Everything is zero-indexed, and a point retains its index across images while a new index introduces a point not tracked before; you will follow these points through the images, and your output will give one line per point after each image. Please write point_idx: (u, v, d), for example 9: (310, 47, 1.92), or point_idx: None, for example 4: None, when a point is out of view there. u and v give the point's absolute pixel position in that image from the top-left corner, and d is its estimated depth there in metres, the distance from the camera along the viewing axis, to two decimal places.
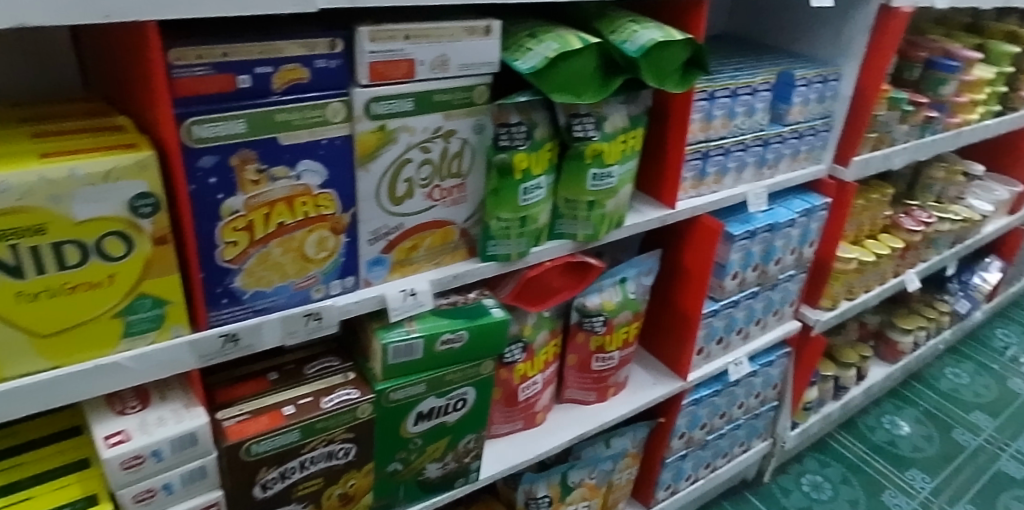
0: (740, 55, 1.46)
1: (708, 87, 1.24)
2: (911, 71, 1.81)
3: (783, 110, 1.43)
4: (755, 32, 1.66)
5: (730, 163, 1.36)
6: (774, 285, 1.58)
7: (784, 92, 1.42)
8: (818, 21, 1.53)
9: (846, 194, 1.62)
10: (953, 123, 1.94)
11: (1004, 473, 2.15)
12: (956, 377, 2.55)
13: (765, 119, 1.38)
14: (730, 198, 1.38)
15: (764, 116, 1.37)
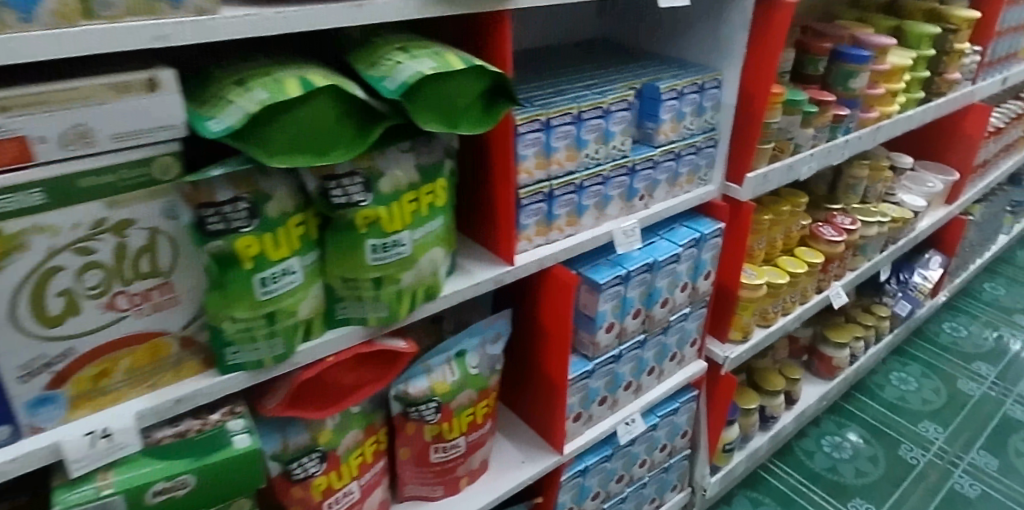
0: (599, 68, 1.24)
1: (540, 116, 1.02)
2: (815, 65, 1.59)
3: (652, 130, 1.22)
4: (629, 39, 1.44)
5: (587, 200, 1.14)
6: (666, 329, 1.37)
7: (652, 110, 1.20)
8: (693, 21, 1.32)
9: (745, 214, 1.41)
10: (869, 118, 1.73)
11: (958, 492, 1.95)
12: (902, 382, 2.36)
13: (626, 144, 1.17)
14: (591, 241, 1.16)
15: (624, 141, 1.16)
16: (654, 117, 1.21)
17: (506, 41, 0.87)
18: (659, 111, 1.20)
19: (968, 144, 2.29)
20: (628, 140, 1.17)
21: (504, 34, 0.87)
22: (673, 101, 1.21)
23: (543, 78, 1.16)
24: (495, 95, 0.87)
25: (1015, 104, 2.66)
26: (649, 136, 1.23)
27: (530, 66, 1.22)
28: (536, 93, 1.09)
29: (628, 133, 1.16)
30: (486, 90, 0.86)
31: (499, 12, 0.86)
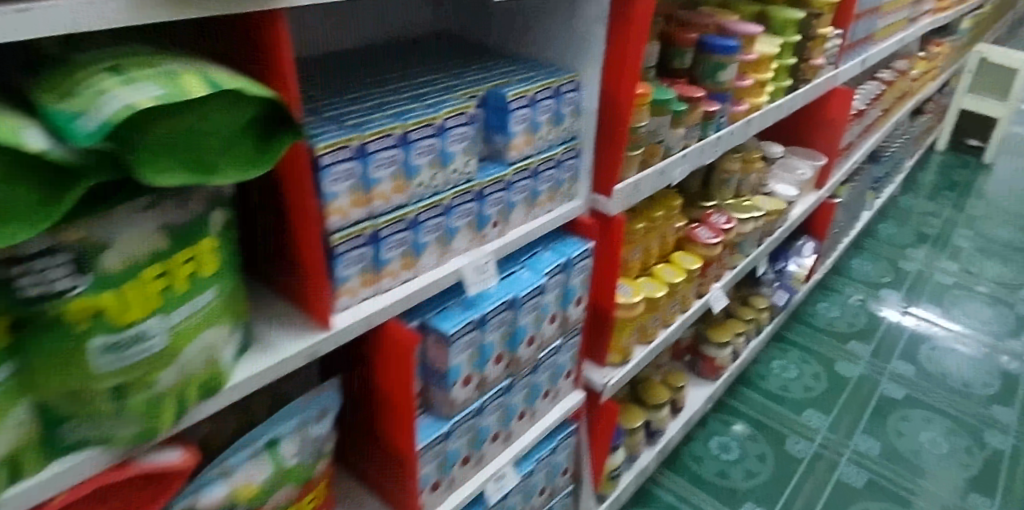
0: (435, 74, 1.05)
1: (351, 142, 0.81)
2: (682, 58, 1.47)
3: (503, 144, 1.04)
4: (473, 32, 1.23)
5: (425, 236, 0.95)
6: (535, 367, 1.21)
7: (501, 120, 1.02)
8: (543, 13, 1.13)
9: (616, 228, 1.26)
10: (740, 112, 1.63)
11: (844, 483, 1.94)
12: (783, 370, 2.33)
13: (471, 166, 0.98)
14: (436, 284, 0.97)
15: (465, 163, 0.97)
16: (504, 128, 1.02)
17: (284, 52, 0.66)
18: (509, 122, 1.02)
19: (832, 128, 2.28)
20: (472, 161, 0.98)
21: (282, 41, 0.66)
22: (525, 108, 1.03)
23: (363, 90, 0.95)
24: (273, 126, 0.65)
25: (873, 84, 2.70)
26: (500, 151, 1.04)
27: (348, 76, 1.00)
28: (348, 112, 0.88)
29: (472, 152, 0.98)
30: (258, 120, 0.64)
31: (269, 11, 0.64)
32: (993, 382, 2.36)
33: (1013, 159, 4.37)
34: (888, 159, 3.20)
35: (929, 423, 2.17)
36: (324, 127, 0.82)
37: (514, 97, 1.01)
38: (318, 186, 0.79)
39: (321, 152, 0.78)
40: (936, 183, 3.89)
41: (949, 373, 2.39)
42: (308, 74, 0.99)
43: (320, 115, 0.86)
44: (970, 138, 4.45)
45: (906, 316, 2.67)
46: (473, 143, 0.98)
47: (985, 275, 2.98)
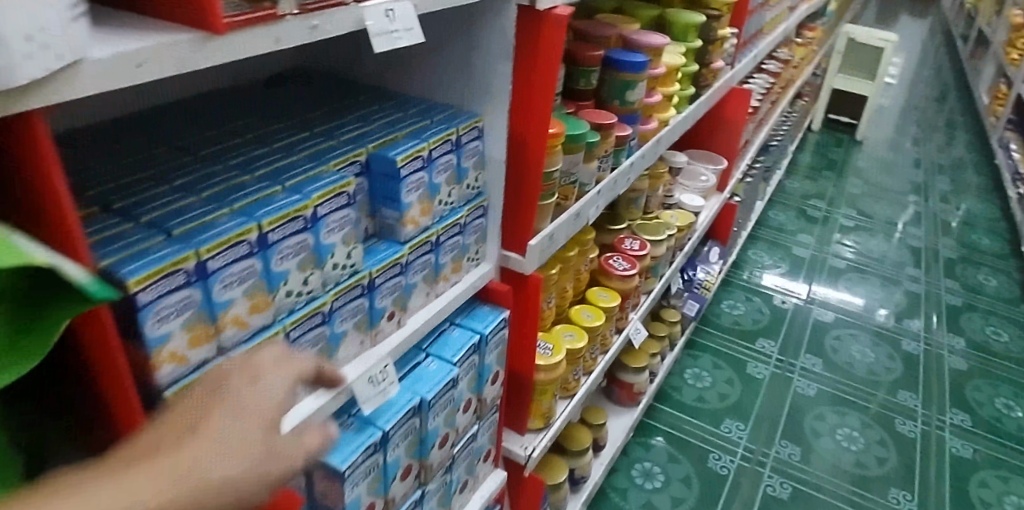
0: (300, 135, 0.82)
1: (185, 262, 0.59)
2: (588, 78, 1.29)
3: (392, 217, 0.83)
4: (346, 64, 1.01)
5: (299, 355, 0.74)
6: (450, 463, 1.03)
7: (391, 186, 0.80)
8: (433, 46, 0.94)
9: (533, 289, 1.09)
10: (649, 130, 1.49)
11: (770, 498, 1.89)
12: (697, 380, 2.28)
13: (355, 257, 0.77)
14: (319, 410, 0.76)
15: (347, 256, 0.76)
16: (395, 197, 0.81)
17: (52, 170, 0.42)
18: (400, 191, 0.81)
19: (731, 130, 2.22)
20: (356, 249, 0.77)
21: (48, 156, 0.42)
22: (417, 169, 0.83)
23: (203, 169, 0.72)
24: (49, 286, 0.41)
25: (762, 77, 2.67)
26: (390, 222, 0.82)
27: (181, 139, 0.77)
28: (181, 211, 0.64)
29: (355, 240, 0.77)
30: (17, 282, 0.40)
31: (23, 112, 0.40)
32: (895, 366, 2.39)
33: (879, 133, 4.60)
34: (775, 149, 3.23)
35: (843, 418, 2.15)
36: (143, 244, 0.58)
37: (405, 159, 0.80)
38: (134, 331, 0.56)
39: (137, 288, 0.55)
40: (815, 163, 4.01)
41: (855, 362, 2.40)
42: (124, 145, 0.74)
43: (138, 223, 0.62)
44: (840, 116, 4.63)
45: (807, 306, 2.69)
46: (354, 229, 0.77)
47: (871, 255, 3.08)
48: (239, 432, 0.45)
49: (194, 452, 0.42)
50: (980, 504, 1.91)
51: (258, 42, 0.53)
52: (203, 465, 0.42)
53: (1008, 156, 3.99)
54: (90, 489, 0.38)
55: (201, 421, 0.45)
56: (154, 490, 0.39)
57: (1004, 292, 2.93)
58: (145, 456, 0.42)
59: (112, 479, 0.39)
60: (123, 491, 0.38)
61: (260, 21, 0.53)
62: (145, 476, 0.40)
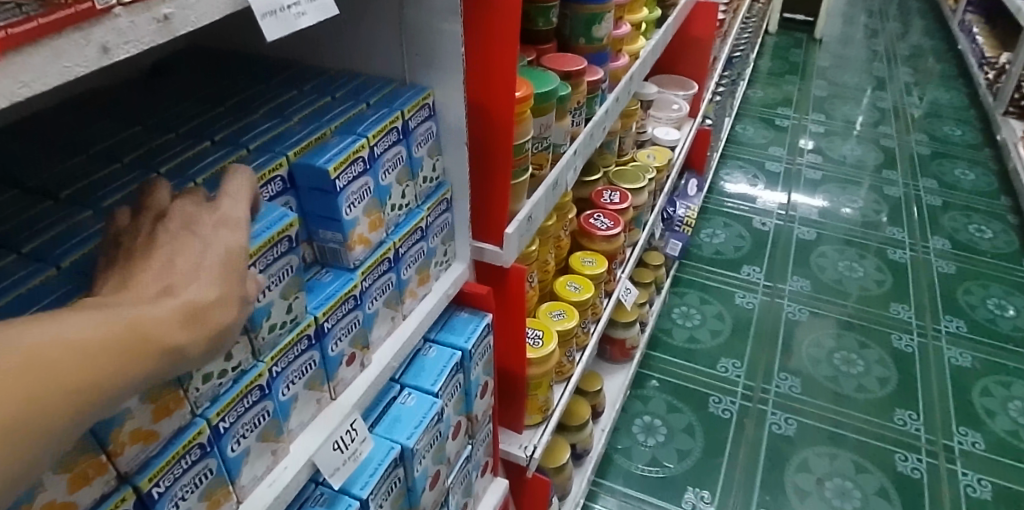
0: (198, 148, 0.62)
1: None
2: (548, 17, 1.09)
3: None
4: (250, 37, 0.81)
5: (238, 445, 0.57)
6: (446, 495, 0.89)
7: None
8: (356, 5, 0.74)
9: (515, 282, 0.93)
10: (620, 68, 1.31)
11: (777, 436, 1.77)
12: (686, 319, 2.13)
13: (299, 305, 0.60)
14: (277, 501, 0.61)
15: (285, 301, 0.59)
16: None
17: None
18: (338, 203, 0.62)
19: (700, 50, 2.04)
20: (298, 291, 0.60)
21: None
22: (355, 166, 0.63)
23: (65, 220, 0.53)
24: None
25: None
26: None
27: (47, 185, 0.58)
28: (33, 300, 0.47)
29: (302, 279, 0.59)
30: None
31: None
32: (885, 279, 2.30)
33: (837, 28, 4.42)
34: (738, 60, 3.04)
35: (839, 341, 2.05)
36: None
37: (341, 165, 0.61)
38: None
39: None
40: (777, 68, 3.83)
41: (844, 278, 2.30)
42: None
43: None
44: (796, 14, 4.43)
45: (788, 224, 2.56)
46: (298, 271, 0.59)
47: (845, 161, 2.97)
48: (224, 268, 0.42)
49: (187, 293, 0.40)
50: (984, 413, 1.86)
51: (74, 59, 0.34)
52: (200, 306, 0.40)
53: (970, 41, 3.87)
54: (91, 317, 0.36)
55: (188, 259, 0.41)
56: (158, 326, 0.37)
57: (981, 186, 2.86)
58: (136, 293, 0.39)
59: (111, 309, 0.37)
60: (123, 321, 0.36)
61: (68, 23, 0.33)
62: (147, 308, 0.38)
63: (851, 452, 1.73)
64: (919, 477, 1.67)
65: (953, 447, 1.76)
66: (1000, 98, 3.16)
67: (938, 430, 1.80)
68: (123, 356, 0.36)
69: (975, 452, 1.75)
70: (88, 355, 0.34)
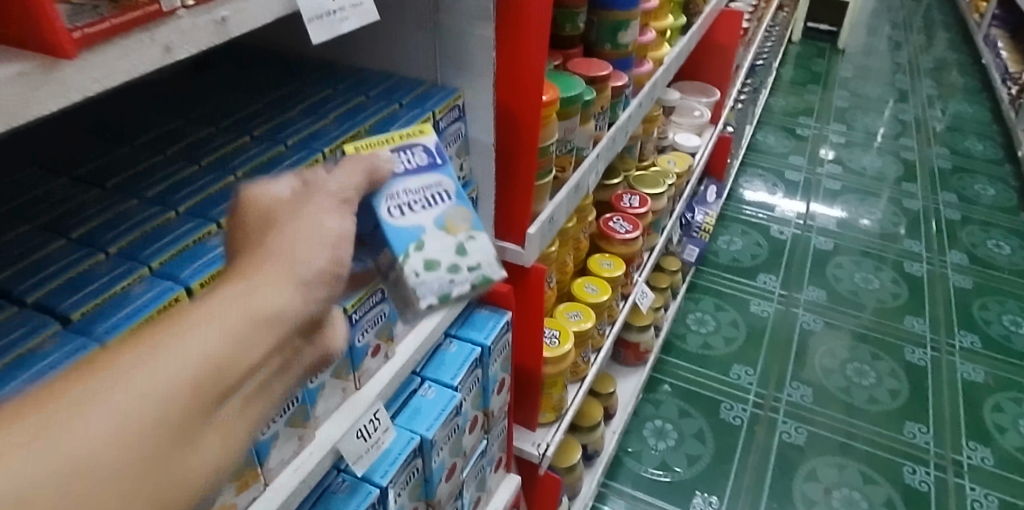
0: (237, 142, 0.65)
1: None
2: (575, 22, 1.10)
3: (463, 222, 0.63)
4: (286, 37, 0.84)
5: (268, 429, 0.59)
6: (461, 489, 0.91)
7: (413, 229, 0.59)
8: (391, 8, 0.76)
9: (535, 282, 0.95)
10: (644, 74, 1.32)
11: (787, 444, 1.77)
12: (700, 324, 2.13)
13: (493, 266, 0.63)
14: (302, 485, 0.63)
15: (481, 283, 0.62)
16: (424, 230, 0.60)
17: None
18: (429, 217, 0.61)
19: (724, 57, 2.05)
20: (478, 273, 0.62)
21: None
22: (412, 179, 0.61)
23: (113, 207, 0.56)
24: None
25: None
26: (470, 225, 0.63)
27: (96, 175, 0.60)
28: (82, 281, 0.48)
29: (455, 269, 0.61)
30: None
31: None
32: (901, 291, 2.30)
33: (861, 38, 4.40)
34: (761, 68, 3.04)
35: (852, 352, 2.05)
36: (27, 346, 0.43)
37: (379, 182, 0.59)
38: None
39: None
40: (799, 77, 3.82)
41: (860, 289, 2.30)
42: (9, 185, 0.59)
43: (24, 307, 0.47)
44: (820, 23, 4.40)
45: (805, 234, 2.56)
46: (451, 280, 0.60)
47: (865, 172, 2.95)
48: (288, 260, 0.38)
49: (250, 294, 0.35)
50: (996, 429, 1.85)
51: (140, 57, 0.36)
52: (268, 312, 0.35)
53: (994, 55, 3.84)
54: (160, 351, 0.31)
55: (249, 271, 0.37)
56: (233, 345, 0.33)
57: (1001, 201, 2.84)
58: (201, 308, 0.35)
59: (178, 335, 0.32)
60: (199, 346, 0.32)
61: (137, 24, 0.35)
62: (220, 322, 0.33)
63: (860, 464, 1.73)
64: (927, 490, 1.67)
65: (962, 461, 1.75)
66: None
67: (948, 445, 1.79)
68: (206, 388, 0.32)
69: (985, 468, 1.74)
70: (173, 394, 0.31)
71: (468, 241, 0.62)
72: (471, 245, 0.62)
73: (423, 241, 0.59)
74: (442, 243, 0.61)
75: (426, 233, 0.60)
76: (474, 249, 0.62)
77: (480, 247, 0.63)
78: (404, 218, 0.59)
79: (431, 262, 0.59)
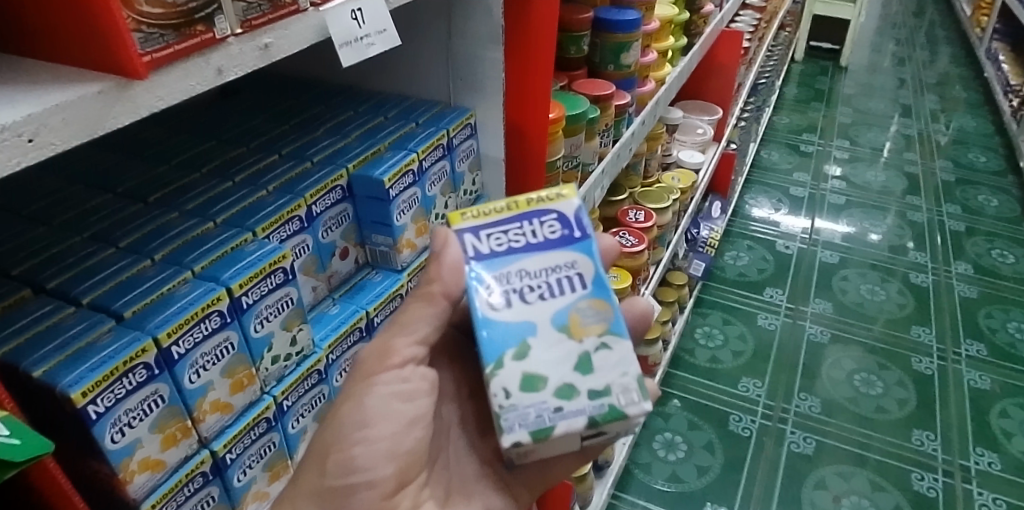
0: (267, 161, 0.70)
1: (143, 355, 0.47)
2: (578, 46, 1.16)
3: (596, 324, 0.58)
4: (308, 64, 0.90)
5: (297, 423, 0.64)
6: None
7: (521, 327, 0.57)
8: (408, 35, 0.82)
9: None
10: (646, 93, 1.37)
11: (795, 454, 1.79)
12: (708, 339, 2.16)
13: (631, 395, 0.55)
14: None
15: (606, 417, 0.54)
16: (535, 329, 0.57)
17: None
18: (547, 311, 0.58)
19: (725, 77, 2.10)
20: (605, 402, 0.55)
21: None
22: (536, 257, 0.60)
23: (154, 220, 0.61)
24: None
25: (750, 12, 2.51)
26: (604, 328, 0.58)
27: (139, 192, 0.65)
28: (133, 283, 0.53)
29: (576, 393, 0.55)
30: None
31: None
32: (907, 303, 2.32)
33: (864, 56, 4.45)
34: (763, 88, 3.10)
35: (859, 363, 2.07)
36: (87, 338, 0.47)
37: (445, 302, 0.57)
38: (95, 446, 0.46)
39: (86, 401, 0.44)
40: (802, 95, 3.87)
41: (865, 301, 2.32)
42: (59, 201, 0.64)
43: (80, 307, 0.51)
44: (822, 42, 4.47)
45: (811, 248, 2.59)
46: (559, 409, 0.54)
47: (870, 187, 2.98)
48: None
49: None
50: (1003, 435, 1.86)
51: (197, 79, 0.41)
52: None
53: (995, 69, 3.89)
54: None
55: None
56: None
57: (1005, 211, 2.86)
58: None
59: None
60: None
61: (194, 50, 0.40)
62: None
63: (870, 472, 1.74)
64: (935, 496, 1.69)
65: (969, 467, 1.77)
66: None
67: (955, 451, 1.81)
68: None
69: (992, 473, 1.76)
70: None
71: (599, 352, 0.57)
72: (599, 358, 0.57)
73: (528, 344, 0.57)
74: (560, 351, 0.57)
75: (536, 332, 0.57)
76: (606, 363, 0.56)
77: (615, 362, 0.57)
78: (510, 310, 0.58)
79: (533, 380, 0.55)
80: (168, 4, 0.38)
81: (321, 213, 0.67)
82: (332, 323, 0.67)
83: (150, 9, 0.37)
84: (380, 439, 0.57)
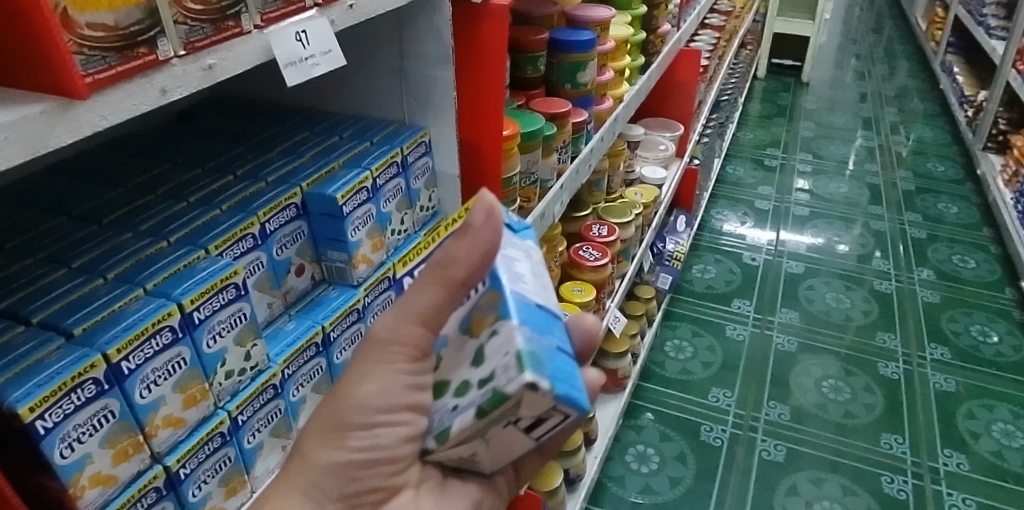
0: (222, 182, 0.71)
1: (92, 370, 0.48)
2: (534, 65, 1.20)
3: (488, 311, 0.53)
4: (263, 87, 0.92)
5: (253, 438, 0.64)
6: None
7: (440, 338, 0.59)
8: (360, 58, 0.84)
9: None
10: (605, 111, 1.41)
11: (767, 461, 1.82)
12: (678, 351, 2.19)
13: (510, 374, 0.49)
14: None
15: (490, 404, 0.50)
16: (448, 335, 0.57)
17: None
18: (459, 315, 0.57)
19: (685, 94, 2.16)
20: (489, 390, 0.50)
21: None
22: None
23: (107, 240, 0.62)
24: None
25: (709, 31, 2.59)
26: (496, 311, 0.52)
27: (89, 215, 0.66)
28: (83, 302, 0.54)
29: (469, 387, 0.53)
30: None
31: None
32: (872, 310, 2.38)
33: (825, 72, 4.59)
34: (725, 105, 3.17)
35: (827, 370, 2.11)
36: (36, 356, 0.48)
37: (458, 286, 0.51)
38: (44, 461, 0.46)
39: (33, 416, 0.44)
40: (765, 111, 3.96)
41: (831, 309, 2.37)
42: (12, 225, 0.64)
43: (30, 326, 0.52)
44: (784, 59, 4.61)
45: (777, 259, 2.64)
46: (456, 407, 0.54)
47: (834, 199, 3.06)
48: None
49: None
50: (970, 435, 1.91)
51: (141, 99, 0.43)
52: None
53: (951, 80, 4.04)
54: None
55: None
56: None
57: (964, 218, 2.96)
58: None
59: None
60: None
61: (137, 71, 0.42)
62: None
63: (843, 477, 1.77)
64: (906, 498, 1.72)
65: (938, 468, 1.81)
66: (981, 133, 3.30)
67: (924, 453, 1.85)
68: None
69: (961, 473, 1.80)
70: None
71: (491, 338, 0.52)
72: (490, 345, 0.52)
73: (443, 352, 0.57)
74: (463, 351, 0.55)
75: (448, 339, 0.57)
76: (495, 349, 0.51)
77: (502, 344, 0.51)
78: None
79: (441, 386, 0.56)
80: (110, 27, 0.40)
81: (274, 231, 0.68)
82: (287, 339, 0.68)
83: (92, 32, 0.39)
84: (402, 420, 0.55)
